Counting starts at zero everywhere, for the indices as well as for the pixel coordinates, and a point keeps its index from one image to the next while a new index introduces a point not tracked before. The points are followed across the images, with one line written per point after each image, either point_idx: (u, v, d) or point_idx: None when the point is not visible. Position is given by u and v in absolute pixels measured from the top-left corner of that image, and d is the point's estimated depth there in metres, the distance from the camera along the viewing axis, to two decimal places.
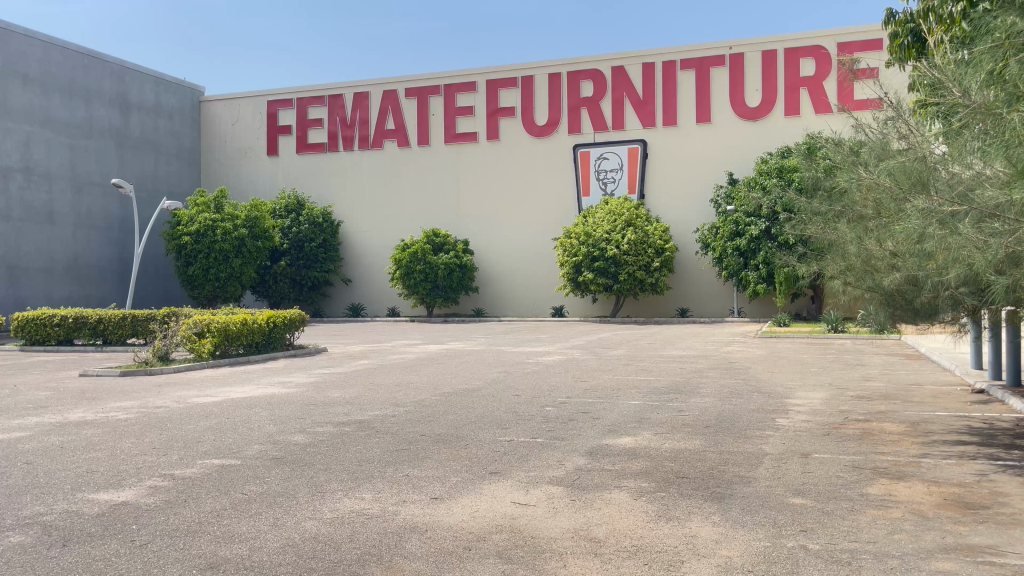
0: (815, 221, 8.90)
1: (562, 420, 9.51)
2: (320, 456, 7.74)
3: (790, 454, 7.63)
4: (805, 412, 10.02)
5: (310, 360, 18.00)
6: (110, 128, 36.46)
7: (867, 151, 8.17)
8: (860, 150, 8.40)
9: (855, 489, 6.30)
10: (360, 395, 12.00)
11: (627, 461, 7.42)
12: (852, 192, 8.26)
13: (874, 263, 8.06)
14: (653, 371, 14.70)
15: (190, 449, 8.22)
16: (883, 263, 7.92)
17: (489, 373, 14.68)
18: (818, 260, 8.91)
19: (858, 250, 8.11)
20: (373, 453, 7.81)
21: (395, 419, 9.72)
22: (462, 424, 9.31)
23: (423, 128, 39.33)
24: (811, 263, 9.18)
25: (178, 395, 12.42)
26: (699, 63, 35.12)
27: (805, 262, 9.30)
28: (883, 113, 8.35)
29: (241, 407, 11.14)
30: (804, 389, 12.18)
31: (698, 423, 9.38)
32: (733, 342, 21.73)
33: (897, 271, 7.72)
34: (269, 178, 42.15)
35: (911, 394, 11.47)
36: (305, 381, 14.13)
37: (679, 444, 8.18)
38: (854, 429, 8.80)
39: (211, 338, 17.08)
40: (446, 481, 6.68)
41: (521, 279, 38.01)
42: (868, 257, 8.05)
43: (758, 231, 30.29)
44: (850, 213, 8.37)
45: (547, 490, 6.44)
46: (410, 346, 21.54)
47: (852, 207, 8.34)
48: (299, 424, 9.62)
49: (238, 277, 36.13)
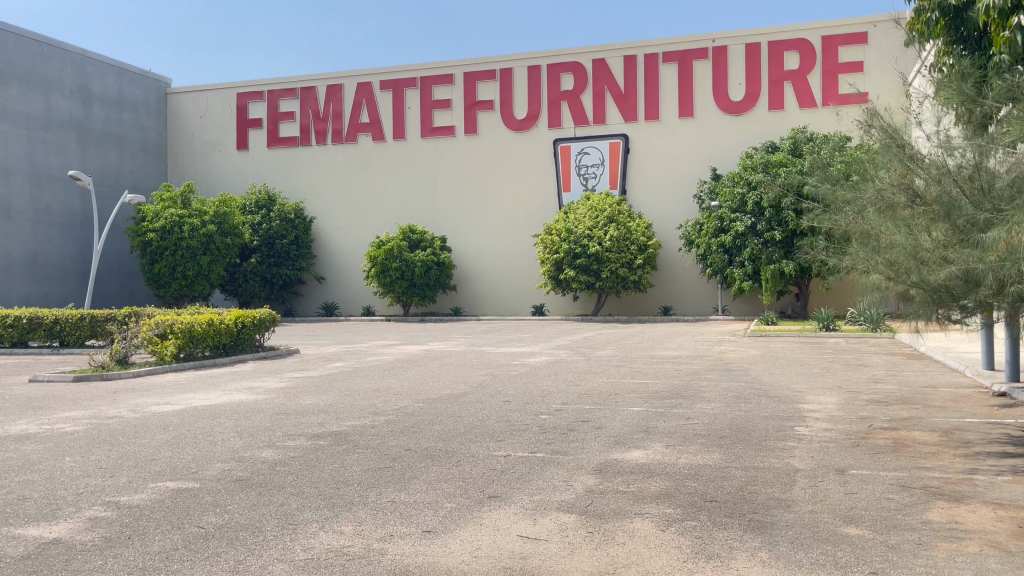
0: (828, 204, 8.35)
1: (560, 431, 8.59)
2: (291, 476, 6.78)
3: (824, 470, 6.77)
4: (824, 419, 9.19)
5: (282, 362, 16.97)
6: (71, 120, 35.04)
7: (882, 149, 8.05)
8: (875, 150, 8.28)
9: (914, 515, 5.45)
10: (335, 402, 11.01)
11: (643, 480, 6.53)
12: (893, 183, 7.65)
13: (922, 255, 7.19)
14: (648, 373, 13.83)
15: (142, 468, 7.21)
16: (933, 256, 7.09)
17: (475, 375, 13.75)
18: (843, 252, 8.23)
19: (904, 240, 7.24)
20: (352, 472, 6.85)
21: (375, 430, 8.76)
22: (450, 435, 8.36)
23: (399, 122, 38.24)
24: (840, 259, 8.35)
25: (134, 403, 11.33)
26: (682, 56, 34.37)
27: (833, 257, 8.47)
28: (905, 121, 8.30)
29: (202, 416, 10.08)
30: (814, 393, 11.37)
31: (710, 433, 8.51)
32: (724, 342, 20.96)
33: (951, 265, 6.89)
34: (238, 172, 40.79)
35: (929, 398, 10.67)
36: (275, 386, 13.08)
37: (697, 458, 7.30)
38: (885, 440, 7.99)
39: (174, 340, 16.04)
40: (439, 508, 5.76)
41: (501, 277, 37.04)
42: (917, 250, 7.17)
43: (744, 227, 29.38)
44: (883, 202, 7.73)
45: (558, 518, 5.52)
46: (388, 347, 20.56)
47: (887, 194, 7.69)
48: (268, 437, 8.62)
49: (207, 276, 34.79)
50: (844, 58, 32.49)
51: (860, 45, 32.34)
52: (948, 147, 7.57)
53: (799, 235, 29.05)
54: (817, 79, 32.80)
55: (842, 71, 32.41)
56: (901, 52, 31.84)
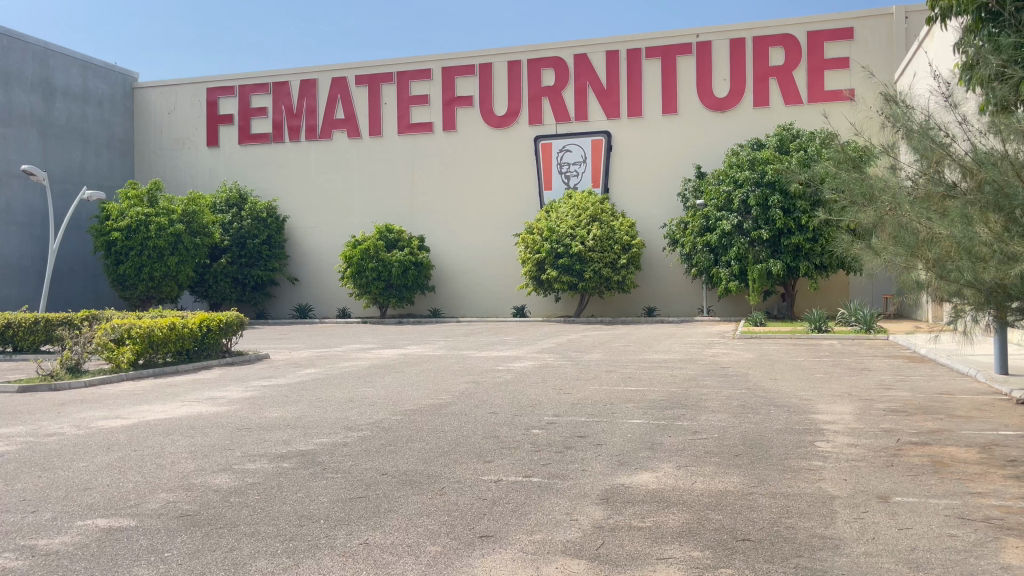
0: (842, 193, 7.75)
1: (556, 450, 7.65)
2: (245, 511, 5.79)
3: (865, 498, 5.89)
4: (845, 432, 8.33)
5: (249, 369, 15.86)
6: (32, 115, 33.58)
7: (905, 139, 7.62)
8: (898, 138, 7.80)
9: (990, 559, 4.58)
10: (303, 415, 9.99)
11: (658, 512, 5.61)
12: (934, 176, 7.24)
13: (977, 251, 6.54)
14: (642, 380, 12.92)
15: (72, 502, 6.19)
16: (991, 251, 6.44)
17: (457, 383, 12.76)
18: (860, 244, 7.50)
19: (959, 232, 6.53)
20: (318, 505, 5.88)
21: (347, 450, 7.78)
22: (431, 456, 7.40)
23: (375, 119, 37.16)
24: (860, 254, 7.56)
25: (80, 418, 10.23)
26: (666, 51, 33.62)
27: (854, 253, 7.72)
28: (932, 110, 7.87)
29: (153, 433, 9.01)
30: (825, 401, 10.51)
31: (723, 450, 7.62)
32: (714, 344, 20.09)
33: None
34: (209, 170, 39.48)
35: (951, 407, 9.83)
36: (239, 396, 12.01)
37: (714, 483, 6.39)
38: (920, 458, 7.13)
39: (131, 345, 14.93)
40: (421, 554, 4.79)
41: (480, 277, 36.06)
42: (971, 243, 6.51)
43: (730, 226, 28.53)
44: (919, 192, 7.24)
45: (564, 566, 4.58)
46: (363, 352, 19.50)
47: (925, 183, 7.26)
48: (225, 458, 7.60)
49: (174, 277, 33.48)
50: (830, 54, 31.98)
51: (846, 40, 31.84)
52: (984, 135, 7.14)
53: (784, 234, 28.32)
54: (802, 75, 32.22)
55: (828, 67, 31.86)
56: (888, 48, 31.39)
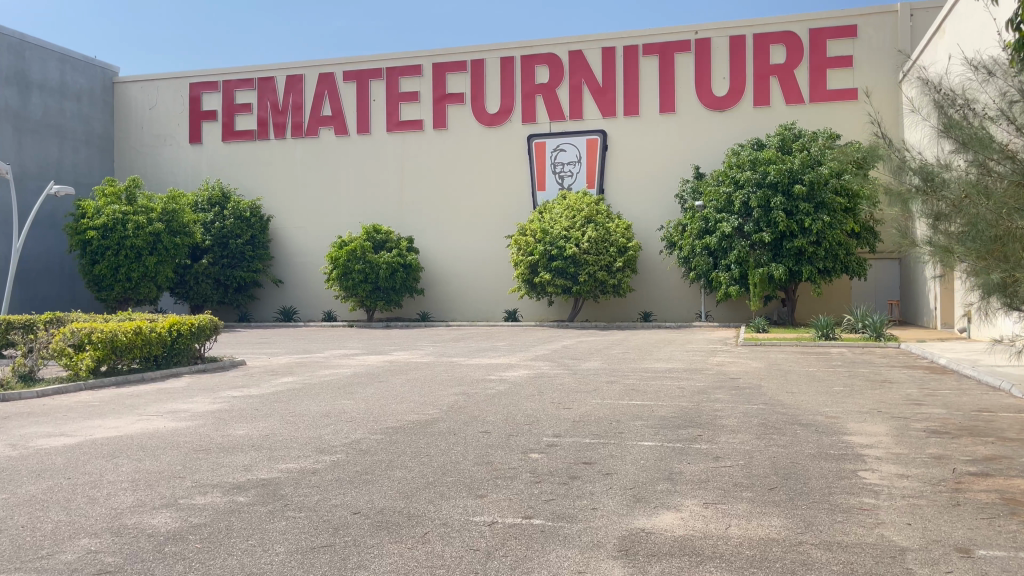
0: (899, 190, 8.23)
1: (561, 481, 6.55)
2: (178, 566, 4.67)
3: (941, 550, 4.84)
4: (889, 459, 7.28)
5: (221, 377, 14.71)
6: (6, 109, 32.26)
7: (949, 131, 7.97)
8: (943, 128, 8.08)
9: None
10: (270, 434, 8.85)
11: (691, 570, 4.53)
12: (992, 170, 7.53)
13: None
14: (648, 392, 11.82)
15: None
16: None
17: (445, 395, 11.62)
18: (930, 237, 8.08)
19: None
20: (268, 559, 4.76)
21: (316, 480, 6.66)
22: (414, 489, 6.29)
23: (363, 116, 36.04)
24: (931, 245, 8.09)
25: (20, 435, 9.04)
26: (663, 48, 32.66)
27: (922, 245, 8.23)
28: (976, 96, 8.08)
29: (96, 456, 7.84)
30: (854, 419, 9.45)
31: (755, 482, 6.54)
32: (718, 352, 18.96)
33: None
34: (192, 168, 38.24)
35: (1003, 428, 8.73)
36: (205, 409, 10.86)
37: (753, 527, 5.31)
38: (991, 495, 6.06)
39: (92, 351, 13.76)
40: None
41: (471, 280, 34.94)
42: None
43: (731, 228, 27.43)
44: (978, 182, 7.58)
45: None
46: (347, 358, 18.34)
47: (982, 175, 7.60)
48: (170, 489, 6.47)
49: (153, 277, 32.18)
50: (833, 52, 31.07)
51: (849, 38, 30.96)
52: None
53: (788, 237, 27.22)
54: (804, 74, 31.30)
55: (831, 66, 31.00)
56: (892, 45, 30.51)
